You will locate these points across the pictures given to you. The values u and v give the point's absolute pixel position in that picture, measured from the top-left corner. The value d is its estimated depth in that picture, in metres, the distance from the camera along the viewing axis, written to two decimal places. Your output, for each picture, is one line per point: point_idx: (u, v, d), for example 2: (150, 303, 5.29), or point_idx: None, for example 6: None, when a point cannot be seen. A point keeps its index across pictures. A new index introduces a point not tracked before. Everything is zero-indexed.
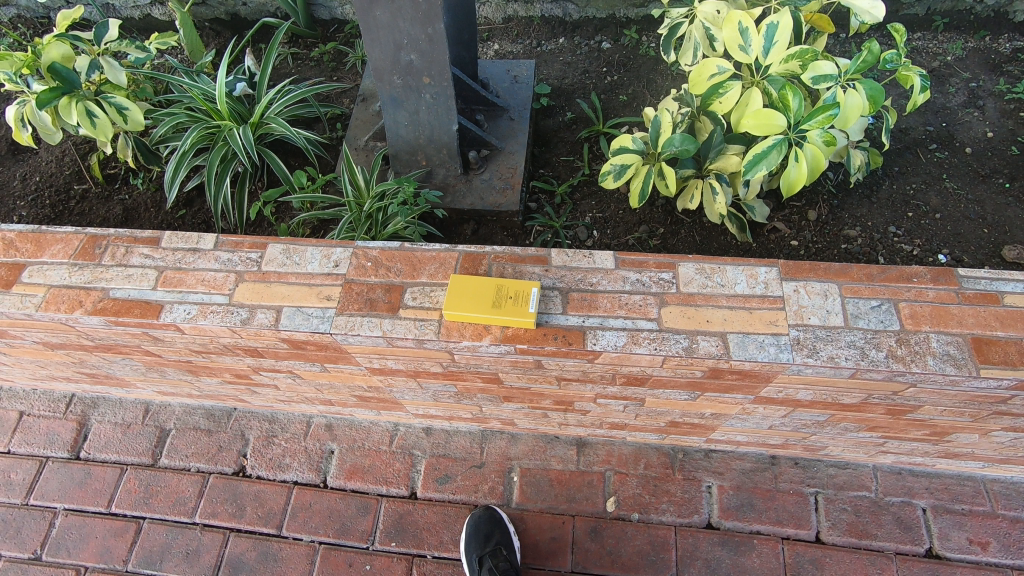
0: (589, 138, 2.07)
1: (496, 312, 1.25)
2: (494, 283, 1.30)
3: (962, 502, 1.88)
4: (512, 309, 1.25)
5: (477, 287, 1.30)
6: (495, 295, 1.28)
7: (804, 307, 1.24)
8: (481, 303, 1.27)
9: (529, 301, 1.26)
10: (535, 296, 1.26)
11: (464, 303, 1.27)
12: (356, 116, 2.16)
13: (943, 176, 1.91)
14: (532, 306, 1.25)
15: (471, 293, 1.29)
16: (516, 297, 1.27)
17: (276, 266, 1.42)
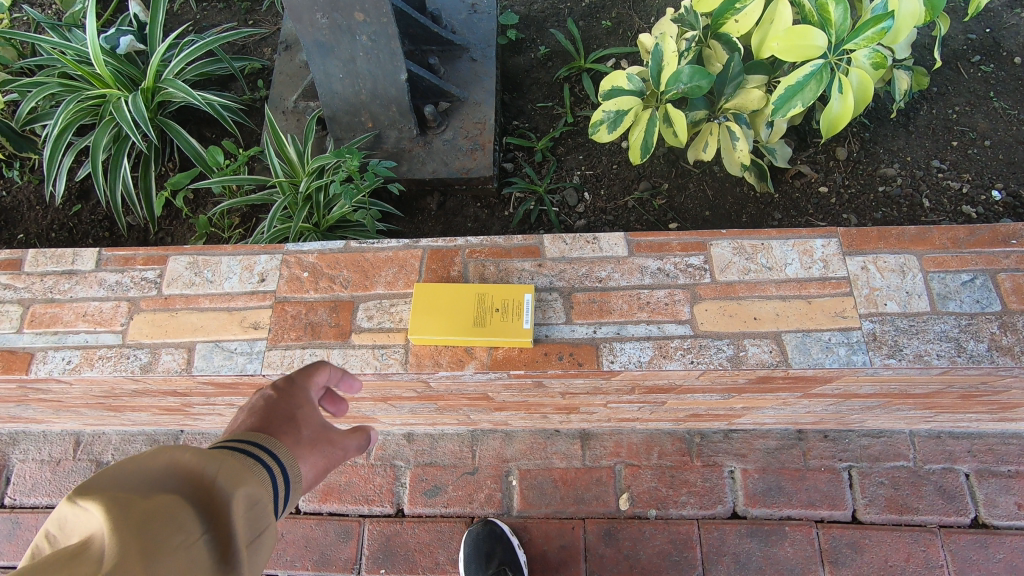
0: (570, 78, 1.70)
1: (473, 330, 0.94)
2: (473, 291, 0.98)
3: (1008, 464, 1.71)
4: (501, 325, 0.94)
5: (447, 296, 0.98)
6: (470, 305, 0.97)
7: (876, 290, 0.96)
8: (457, 323, 0.95)
9: (523, 314, 0.95)
10: (529, 307, 0.96)
11: (429, 321, 0.96)
12: (280, 70, 1.74)
13: (990, 94, 1.61)
14: (528, 322, 0.94)
15: (438, 304, 0.98)
16: (503, 308, 0.96)
17: (183, 287, 1.08)
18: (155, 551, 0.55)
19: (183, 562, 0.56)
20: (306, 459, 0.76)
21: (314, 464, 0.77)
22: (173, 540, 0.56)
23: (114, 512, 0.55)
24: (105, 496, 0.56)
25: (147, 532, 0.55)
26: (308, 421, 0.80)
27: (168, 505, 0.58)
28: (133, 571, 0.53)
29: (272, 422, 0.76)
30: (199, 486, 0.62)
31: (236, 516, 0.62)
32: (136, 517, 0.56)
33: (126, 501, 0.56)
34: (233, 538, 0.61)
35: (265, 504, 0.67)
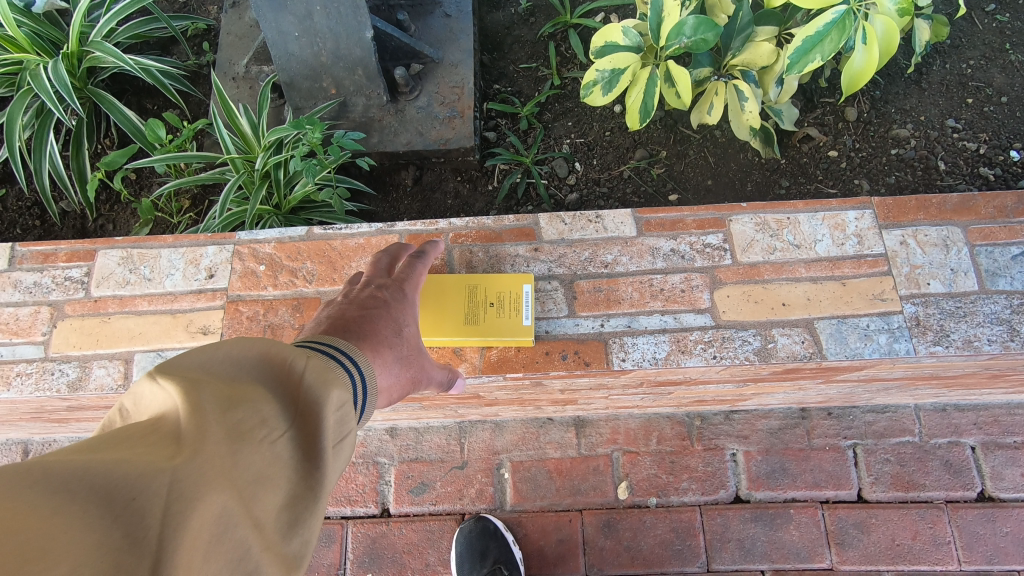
0: (555, 34, 1.54)
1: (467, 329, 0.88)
2: (465, 284, 0.92)
3: (1014, 435, 1.66)
4: (497, 324, 0.88)
5: (437, 290, 0.92)
6: (464, 300, 0.91)
7: (918, 268, 0.87)
8: (452, 320, 0.90)
9: (521, 310, 0.90)
10: (528, 301, 0.90)
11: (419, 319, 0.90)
12: (227, 31, 1.53)
13: (1006, 46, 1.50)
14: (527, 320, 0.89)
15: (428, 298, 0.91)
16: (499, 304, 0.90)
17: (115, 287, 0.97)
18: (239, 436, 0.53)
19: (268, 453, 0.54)
20: (395, 378, 0.77)
21: (397, 385, 0.78)
22: (257, 429, 0.54)
23: (201, 393, 0.53)
24: (195, 377, 0.55)
25: (232, 417, 0.53)
26: (401, 335, 0.81)
27: (252, 398, 0.56)
28: (224, 447, 0.51)
29: (371, 330, 0.77)
30: (284, 384, 0.60)
31: (322, 414, 0.60)
32: (223, 398, 0.54)
33: (217, 383, 0.55)
34: (318, 435, 0.59)
35: (348, 411, 0.66)
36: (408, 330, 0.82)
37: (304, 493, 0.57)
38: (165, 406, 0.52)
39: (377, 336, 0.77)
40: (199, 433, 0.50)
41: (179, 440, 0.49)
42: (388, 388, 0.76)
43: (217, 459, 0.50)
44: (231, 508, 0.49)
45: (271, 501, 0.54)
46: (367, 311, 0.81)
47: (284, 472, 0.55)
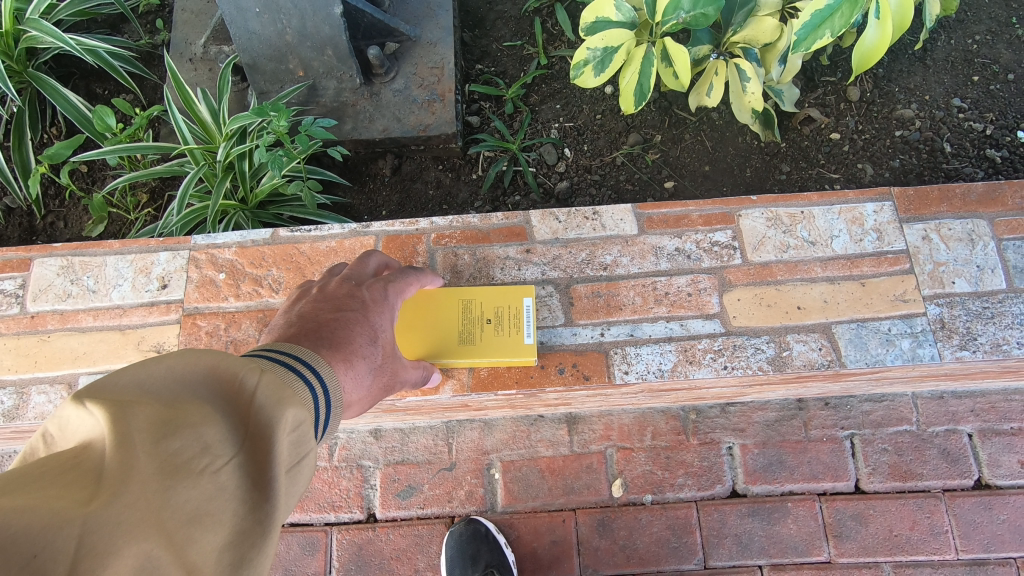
0: (541, 10, 1.43)
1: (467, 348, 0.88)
2: (462, 301, 0.90)
3: (1011, 421, 1.63)
4: (498, 343, 0.88)
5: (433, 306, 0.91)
6: (461, 316, 0.90)
7: (943, 266, 0.91)
8: (450, 341, 0.89)
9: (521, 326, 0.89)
10: (528, 318, 0.90)
11: (415, 337, 0.88)
12: (182, 6, 1.39)
13: (1012, 20, 1.43)
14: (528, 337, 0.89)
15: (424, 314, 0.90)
16: (498, 321, 0.90)
17: (57, 299, 0.98)
18: (173, 469, 0.44)
19: (209, 486, 0.45)
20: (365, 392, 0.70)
21: (368, 398, 0.71)
22: (195, 459, 0.45)
23: (129, 415, 0.44)
24: (124, 396, 0.46)
25: (166, 445, 0.44)
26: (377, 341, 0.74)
27: (193, 421, 0.47)
28: (153, 485, 0.42)
29: (344, 337, 0.70)
30: (235, 401, 0.51)
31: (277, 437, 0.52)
32: (156, 422, 0.45)
33: (150, 403, 0.46)
34: (270, 461, 0.50)
35: (309, 430, 0.57)
36: (385, 339, 0.75)
37: (254, 530, 0.48)
38: (85, 431, 0.43)
39: (349, 345, 0.70)
40: (122, 468, 0.41)
41: (96, 478, 0.40)
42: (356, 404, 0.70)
43: (142, 500, 0.41)
44: (157, 561, 0.41)
45: (213, 543, 0.45)
46: (343, 313, 0.74)
47: (229, 509, 0.47)
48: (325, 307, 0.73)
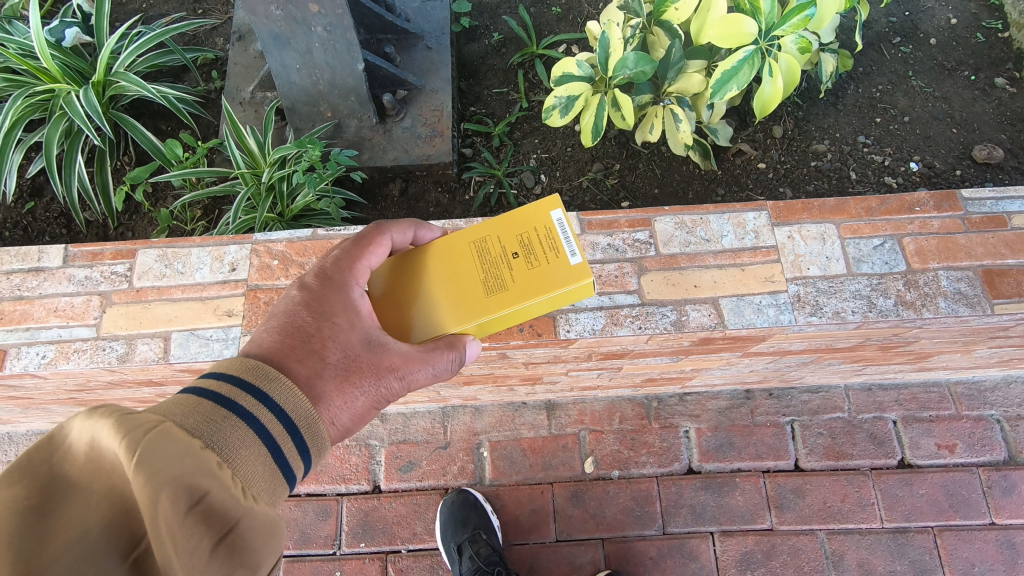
0: (524, 64, 1.76)
1: (518, 287, 0.86)
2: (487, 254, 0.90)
3: (929, 409, 1.90)
4: (540, 274, 0.87)
5: (455, 271, 0.91)
6: (491, 263, 0.90)
7: (801, 256, 1.07)
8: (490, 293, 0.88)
9: (559, 234, 0.89)
10: (561, 222, 0.89)
11: (456, 305, 0.88)
12: (235, 61, 1.73)
13: (909, 74, 1.75)
14: (573, 243, 0.88)
15: (451, 284, 0.90)
16: (533, 244, 0.90)
17: (153, 279, 1.11)
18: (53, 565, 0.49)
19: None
20: (333, 393, 0.79)
21: (346, 397, 0.81)
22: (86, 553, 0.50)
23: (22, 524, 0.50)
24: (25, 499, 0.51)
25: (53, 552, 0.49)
26: (343, 344, 0.83)
27: (76, 510, 0.52)
28: None
29: (284, 348, 0.79)
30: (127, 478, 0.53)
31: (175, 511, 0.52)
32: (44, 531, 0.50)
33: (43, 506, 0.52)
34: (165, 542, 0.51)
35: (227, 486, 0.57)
36: (332, 341, 0.82)
37: None
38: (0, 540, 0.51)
39: (287, 354, 0.79)
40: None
41: None
42: (334, 406, 0.79)
43: None
44: None
45: None
46: (289, 329, 0.82)
47: None
48: (270, 328, 0.82)
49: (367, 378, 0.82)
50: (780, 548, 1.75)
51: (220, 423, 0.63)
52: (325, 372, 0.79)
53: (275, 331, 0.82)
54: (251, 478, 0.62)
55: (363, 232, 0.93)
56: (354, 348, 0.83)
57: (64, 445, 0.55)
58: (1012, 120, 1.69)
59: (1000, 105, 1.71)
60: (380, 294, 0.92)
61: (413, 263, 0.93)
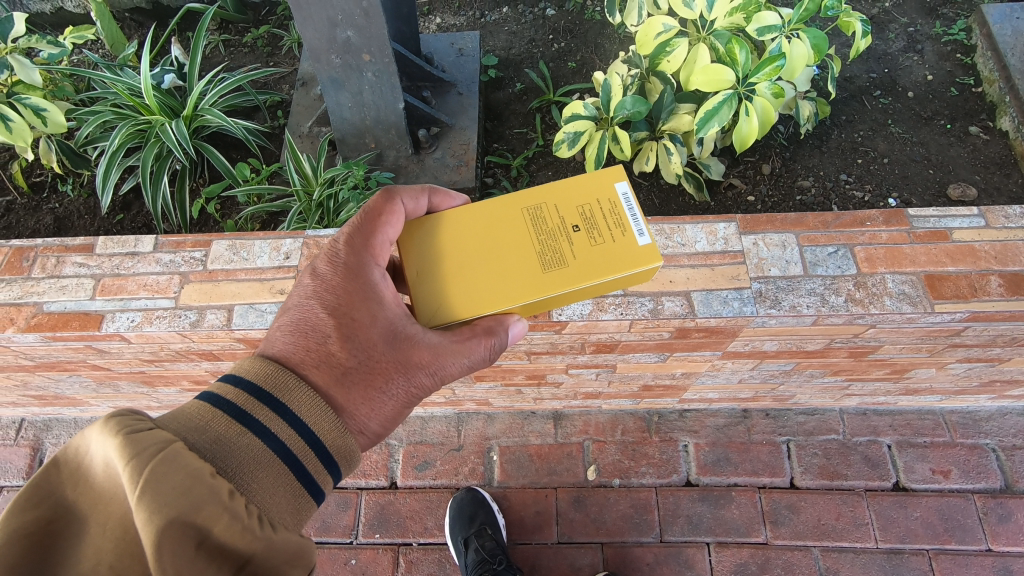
0: (541, 109, 2.03)
1: (588, 260, 0.99)
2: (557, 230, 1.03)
3: (924, 436, 1.97)
4: (608, 249, 1.00)
5: (525, 245, 1.02)
6: (558, 238, 1.02)
7: (764, 259, 1.26)
8: (563, 264, 0.99)
9: (625, 210, 1.03)
10: (627, 197, 1.05)
11: (529, 276, 0.99)
12: (297, 102, 2.06)
13: (888, 122, 1.94)
14: (639, 220, 1.03)
15: (518, 259, 1.01)
16: (599, 220, 1.03)
17: (223, 263, 1.36)
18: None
19: None
20: (358, 398, 0.95)
21: (372, 400, 0.97)
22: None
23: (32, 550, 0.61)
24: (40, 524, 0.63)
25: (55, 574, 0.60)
26: (367, 345, 0.98)
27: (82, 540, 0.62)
28: None
29: (303, 353, 0.95)
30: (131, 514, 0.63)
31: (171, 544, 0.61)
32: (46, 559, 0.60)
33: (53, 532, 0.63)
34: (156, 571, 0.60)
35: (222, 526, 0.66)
36: (354, 346, 0.98)
37: None
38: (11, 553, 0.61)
39: (305, 358, 0.94)
40: None
41: None
42: (362, 413, 0.96)
43: None
44: None
45: None
46: (306, 333, 0.98)
47: None
48: (290, 333, 0.97)
49: (392, 374, 0.98)
50: (774, 562, 1.81)
51: (237, 439, 0.77)
52: (345, 376, 0.95)
53: (294, 336, 0.97)
54: (260, 501, 0.75)
55: (371, 205, 1.04)
56: (375, 350, 0.98)
57: (83, 473, 0.66)
58: (985, 164, 1.85)
59: (975, 150, 1.87)
60: (437, 270, 1.02)
61: (477, 242, 1.04)
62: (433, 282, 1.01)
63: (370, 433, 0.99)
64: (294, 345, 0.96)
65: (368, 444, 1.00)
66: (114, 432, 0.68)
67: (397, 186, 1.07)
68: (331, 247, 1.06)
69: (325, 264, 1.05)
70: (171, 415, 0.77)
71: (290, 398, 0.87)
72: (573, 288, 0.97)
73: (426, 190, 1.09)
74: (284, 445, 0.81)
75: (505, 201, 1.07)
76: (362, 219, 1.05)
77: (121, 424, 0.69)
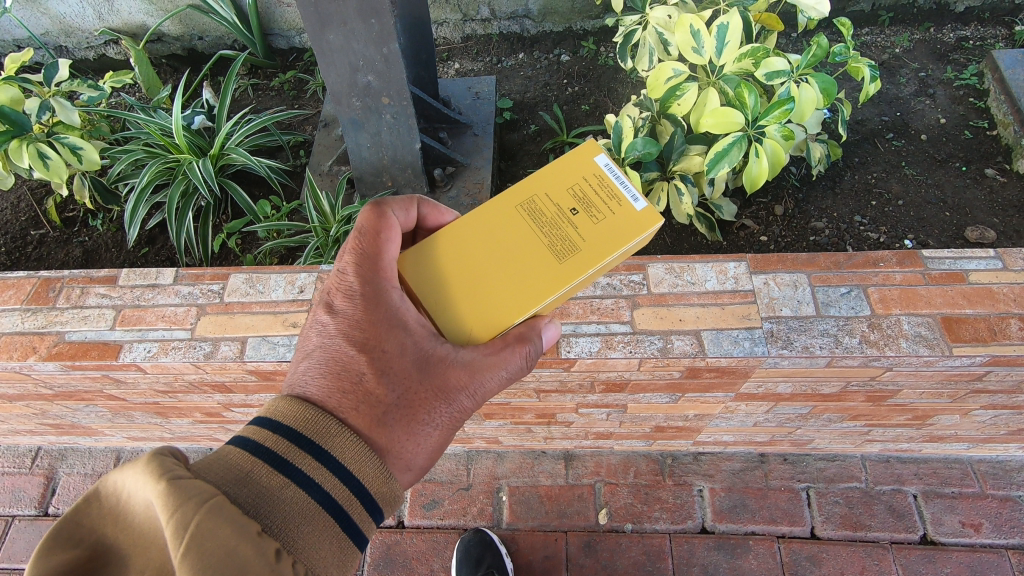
0: (555, 149, 2.07)
1: (600, 238, 1.00)
2: (558, 219, 1.04)
3: (952, 486, 1.89)
4: (615, 222, 1.01)
5: (530, 239, 1.03)
6: (561, 225, 1.03)
7: (775, 299, 1.25)
8: (577, 250, 1.00)
9: (613, 180, 1.06)
10: (609, 168, 1.07)
11: (546, 269, 1.00)
12: (319, 142, 2.14)
13: (902, 164, 1.94)
14: (629, 185, 1.05)
15: (532, 257, 1.01)
16: (594, 197, 1.05)
17: (239, 296, 1.39)
18: None
19: None
20: (401, 435, 0.94)
21: (415, 433, 0.96)
22: None
23: None
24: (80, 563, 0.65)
25: None
26: (402, 377, 0.96)
27: None
28: None
29: (337, 394, 0.93)
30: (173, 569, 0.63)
31: None
32: None
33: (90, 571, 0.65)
34: None
35: None
36: (392, 382, 0.96)
37: None
38: None
39: (341, 400, 0.92)
40: None
41: None
42: (408, 449, 0.95)
43: None
44: None
45: None
46: (339, 375, 0.96)
47: None
48: (320, 378, 0.95)
49: (432, 407, 0.98)
50: None
51: (280, 492, 0.77)
52: (386, 415, 0.94)
53: (326, 381, 0.94)
54: (306, 556, 0.75)
55: (366, 223, 1.05)
56: (411, 380, 0.97)
57: (124, 514, 0.67)
58: (1003, 206, 1.83)
59: (991, 193, 1.86)
60: (456, 296, 1.01)
61: (482, 253, 1.03)
62: (452, 307, 1.00)
63: (416, 468, 0.98)
64: (329, 389, 0.93)
65: (415, 479, 1.00)
66: (154, 476, 0.67)
67: (385, 199, 1.11)
68: (342, 278, 1.04)
69: (343, 298, 1.03)
70: (208, 462, 0.77)
71: (330, 443, 0.87)
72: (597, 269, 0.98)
73: (412, 201, 1.14)
74: (328, 494, 0.80)
75: (492, 207, 1.08)
76: (361, 241, 1.04)
77: (160, 468, 0.68)
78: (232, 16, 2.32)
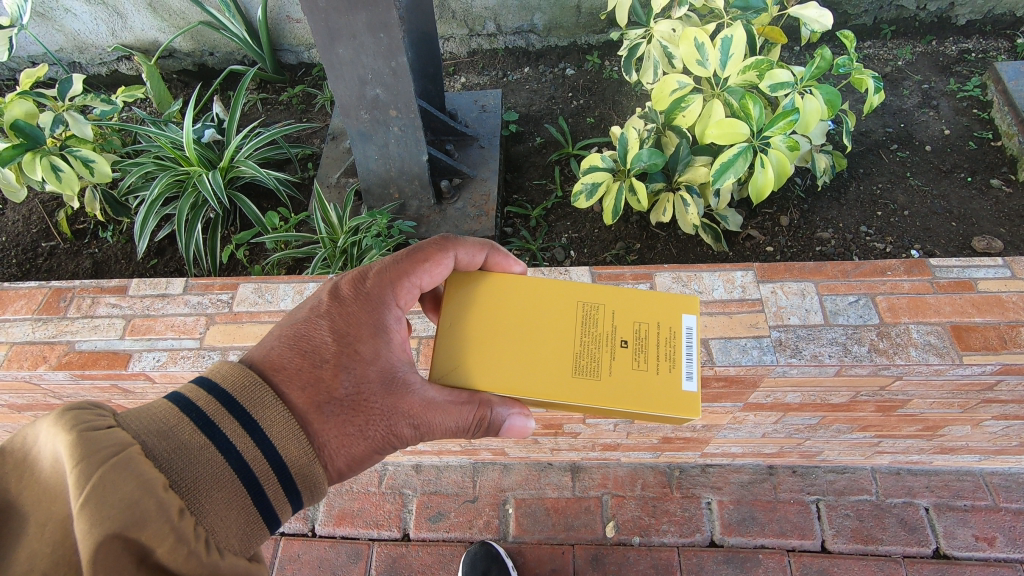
0: (560, 161, 2.08)
1: (626, 384, 0.97)
2: (604, 344, 1.02)
3: (964, 498, 1.86)
4: (650, 383, 0.97)
5: (567, 341, 1.02)
6: (602, 347, 1.01)
7: (783, 307, 1.26)
8: (599, 384, 0.97)
9: (681, 347, 1.01)
10: (689, 332, 1.03)
11: (561, 380, 0.98)
12: (327, 155, 2.17)
13: (907, 174, 1.95)
14: (692, 361, 1.00)
15: (555, 353, 1.01)
16: (652, 346, 1.02)
17: (248, 305, 1.40)
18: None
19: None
20: (332, 431, 0.89)
21: (347, 436, 0.90)
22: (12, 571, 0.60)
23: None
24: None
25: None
26: (361, 381, 0.95)
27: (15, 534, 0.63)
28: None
29: (298, 369, 0.92)
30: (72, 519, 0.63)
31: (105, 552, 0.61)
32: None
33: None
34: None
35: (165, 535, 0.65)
36: (348, 380, 0.94)
37: None
38: None
39: (297, 375, 0.91)
40: None
41: None
42: (333, 449, 0.89)
43: None
44: None
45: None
46: (304, 352, 0.95)
47: None
48: (288, 347, 0.95)
49: (374, 418, 0.93)
50: None
51: (198, 452, 0.74)
52: (326, 405, 0.90)
53: (291, 352, 0.94)
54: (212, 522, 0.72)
55: (426, 246, 1.08)
56: (364, 389, 0.94)
57: (30, 467, 0.66)
58: (1010, 216, 1.83)
59: (997, 204, 1.86)
60: (467, 332, 1.03)
61: (518, 320, 1.05)
62: (459, 338, 1.02)
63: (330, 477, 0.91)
64: (289, 360, 0.93)
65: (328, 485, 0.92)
66: (66, 428, 0.68)
67: (460, 237, 1.09)
68: (360, 274, 1.08)
69: (348, 289, 1.05)
70: (137, 413, 0.76)
71: (263, 412, 0.83)
72: (598, 404, 0.95)
73: (488, 246, 1.12)
74: (246, 465, 0.77)
75: (565, 290, 1.09)
76: (409, 256, 1.08)
77: (75, 421, 0.69)
78: (243, 32, 2.36)
